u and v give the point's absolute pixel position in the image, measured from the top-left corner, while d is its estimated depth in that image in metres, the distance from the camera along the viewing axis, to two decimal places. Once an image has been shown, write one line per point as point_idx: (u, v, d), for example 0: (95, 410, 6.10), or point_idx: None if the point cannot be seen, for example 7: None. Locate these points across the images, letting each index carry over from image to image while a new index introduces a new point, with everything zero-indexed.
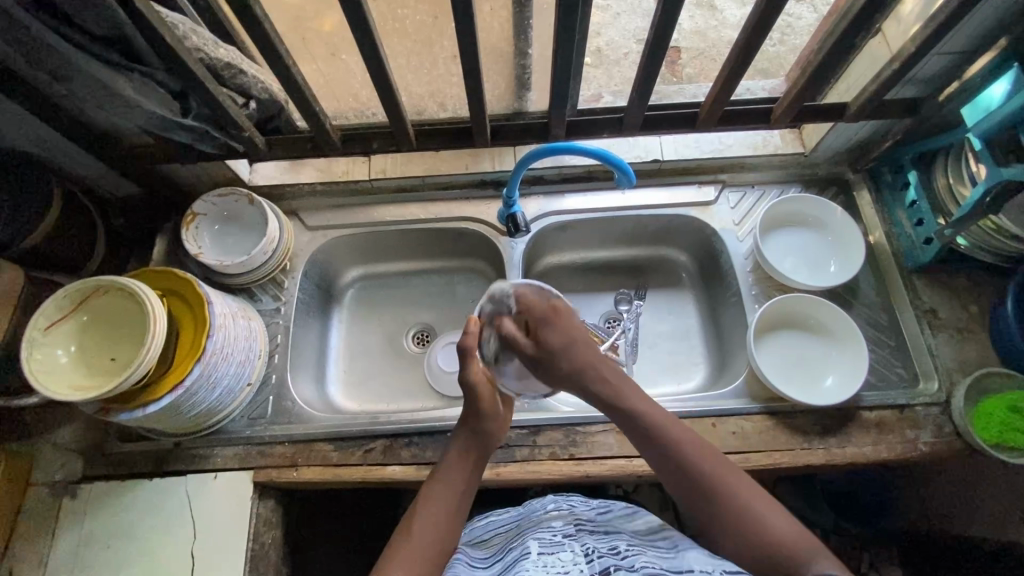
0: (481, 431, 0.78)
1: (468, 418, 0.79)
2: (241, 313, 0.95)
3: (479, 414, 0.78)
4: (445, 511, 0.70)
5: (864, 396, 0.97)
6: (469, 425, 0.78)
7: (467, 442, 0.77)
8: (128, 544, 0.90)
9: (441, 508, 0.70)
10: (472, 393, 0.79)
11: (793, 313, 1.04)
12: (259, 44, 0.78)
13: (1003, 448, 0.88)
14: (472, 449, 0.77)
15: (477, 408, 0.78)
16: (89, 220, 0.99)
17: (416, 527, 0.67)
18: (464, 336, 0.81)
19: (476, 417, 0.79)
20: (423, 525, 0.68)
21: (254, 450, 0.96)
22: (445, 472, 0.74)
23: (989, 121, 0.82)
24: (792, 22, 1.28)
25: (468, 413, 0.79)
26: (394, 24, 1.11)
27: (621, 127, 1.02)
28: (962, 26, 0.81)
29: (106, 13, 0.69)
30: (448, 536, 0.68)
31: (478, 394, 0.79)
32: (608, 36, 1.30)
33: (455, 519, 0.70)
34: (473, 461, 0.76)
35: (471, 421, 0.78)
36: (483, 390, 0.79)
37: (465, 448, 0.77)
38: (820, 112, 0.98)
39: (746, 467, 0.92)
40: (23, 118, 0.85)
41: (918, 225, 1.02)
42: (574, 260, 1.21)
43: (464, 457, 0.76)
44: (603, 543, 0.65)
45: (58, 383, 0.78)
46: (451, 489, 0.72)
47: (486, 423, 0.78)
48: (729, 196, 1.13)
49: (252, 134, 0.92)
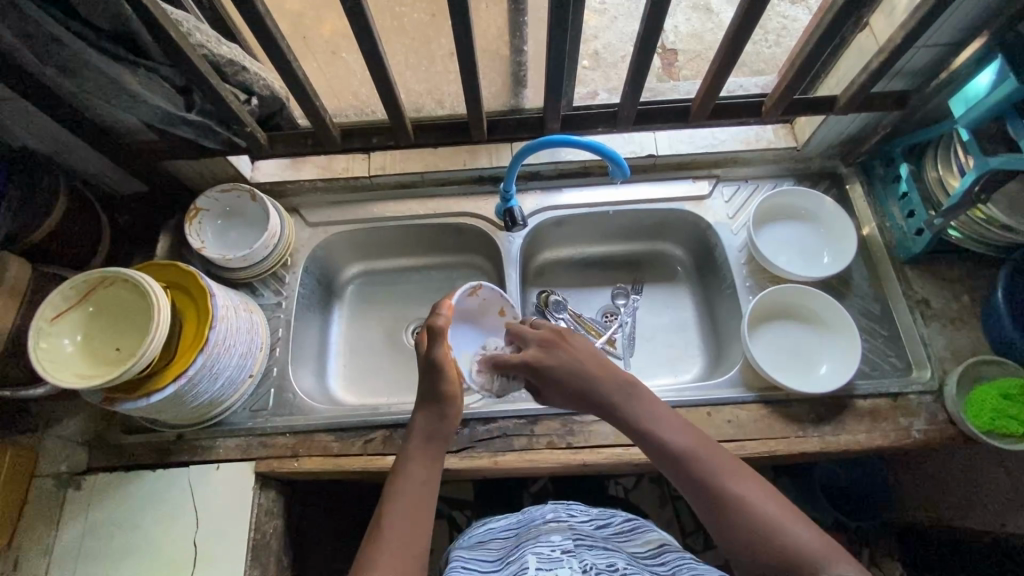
0: (443, 414, 0.78)
1: (429, 402, 0.78)
2: (244, 307, 0.97)
3: (441, 397, 0.78)
4: (414, 501, 0.69)
5: (859, 385, 0.98)
6: (431, 409, 0.78)
7: (430, 429, 0.77)
8: (130, 533, 0.92)
9: (411, 494, 0.70)
10: (435, 374, 0.79)
11: (785, 305, 1.06)
12: (261, 41, 0.80)
13: (995, 434, 0.89)
14: (433, 433, 0.77)
15: (439, 390, 0.78)
16: (93, 216, 1.01)
17: (387, 520, 0.67)
18: (434, 317, 0.82)
19: (436, 400, 0.78)
20: (393, 519, 0.67)
21: (255, 440, 0.97)
22: (410, 462, 0.74)
23: (977, 111, 0.84)
24: (787, 25, 1.32)
25: (427, 396, 0.79)
26: (394, 23, 1.23)
27: (615, 122, 1.03)
28: (948, 17, 0.83)
29: (112, 6, 0.71)
30: (421, 526, 0.68)
31: (444, 372, 0.78)
32: (605, 39, 1.33)
33: (426, 507, 0.69)
34: (436, 443, 0.76)
35: (433, 406, 0.78)
36: (451, 371, 0.78)
37: (427, 433, 0.77)
38: (811, 106, 1.00)
39: (742, 454, 0.94)
40: (30, 113, 0.87)
41: (910, 217, 1.03)
42: (571, 254, 1.22)
43: (428, 443, 0.76)
44: (601, 560, 0.66)
45: (64, 371, 0.80)
46: (417, 479, 0.72)
47: (447, 406, 0.78)
48: (723, 190, 1.14)
49: (254, 129, 0.94)
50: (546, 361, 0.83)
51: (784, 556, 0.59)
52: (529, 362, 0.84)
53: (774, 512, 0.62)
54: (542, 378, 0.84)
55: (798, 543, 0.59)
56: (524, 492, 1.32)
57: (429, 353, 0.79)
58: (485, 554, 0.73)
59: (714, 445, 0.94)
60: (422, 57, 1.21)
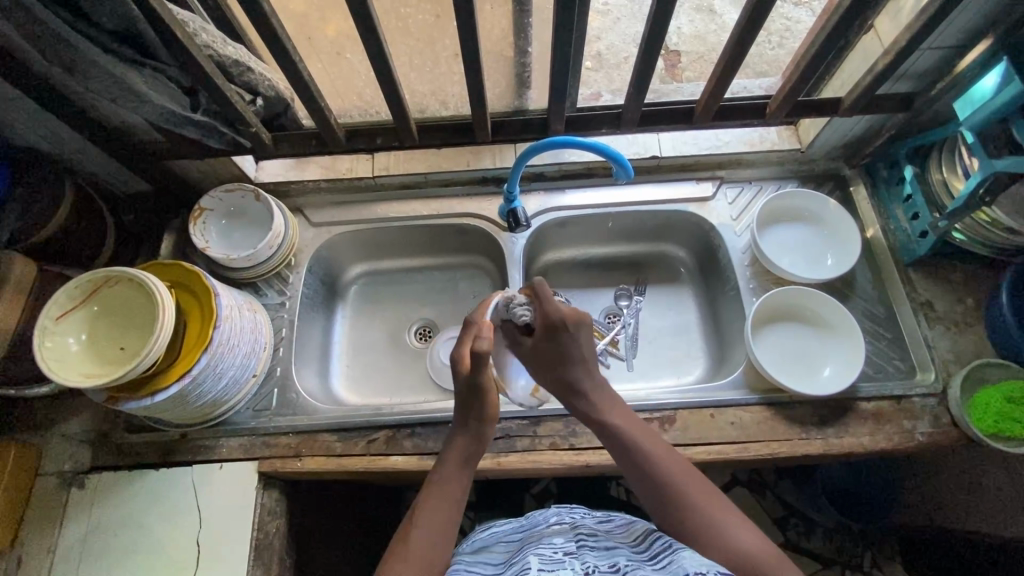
0: (481, 436, 0.79)
1: (469, 424, 0.79)
2: (247, 307, 0.98)
3: (484, 419, 0.79)
4: (445, 518, 0.71)
5: (862, 386, 0.98)
6: (469, 431, 0.79)
7: (468, 449, 0.78)
8: (134, 532, 0.92)
9: (442, 509, 0.71)
10: (479, 397, 0.77)
11: (790, 305, 1.06)
12: (266, 41, 0.80)
13: (999, 438, 0.89)
14: (470, 457, 0.78)
15: (480, 413, 0.79)
16: (98, 216, 1.01)
17: (417, 533, 0.69)
18: (475, 340, 0.76)
19: (477, 421, 0.79)
20: (422, 533, 0.69)
21: (258, 440, 0.97)
22: (444, 479, 0.75)
23: (982, 113, 0.84)
24: (790, 27, 1.32)
25: (469, 416, 0.79)
26: (398, 23, 1.23)
27: (619, 123, 1.03)
28: (953, 19, 0.83)
29: (119, 7, 0.71)
30: (448, 543, 0.70)
31: (487, 398, 0.77)
32: (608, 41, 1.33)
33: (454, 525, 0.71)
34: (472, 466, 0.77)
35: (471, 426, 0.79)
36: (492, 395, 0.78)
37: (464, 455, 0.77)
38: (816, 108, 1.00)
39: (744, 456, 0.94)
40: (36, 113, 0.88)
41: (914, 219, 1.03)
42: (575, 256, 1.22)
43: (464, 465, 0.77)
44: (603, 561, 0.66)
45: (69, 370, 0.80)
46: (450, 497, 0.73)
47: (485, 427, 0.79)
48: (727, 192, 1.14)
49: (259, 129, 0.94)
50: (563, 331, 0.81)
51: (723, 554, 0.64)
52: (551, 325, 0.81)
53: (722, 519, 0.67)
54: (552, 343, 0.81)
55: (738, 547, 0.64)
56: (526, 493, 1.32)
57: (472, 378, 0.76)
58: (488, 558, 0.73)
59: (717, 447, 0.94)
60: (426, 57, 1.22)
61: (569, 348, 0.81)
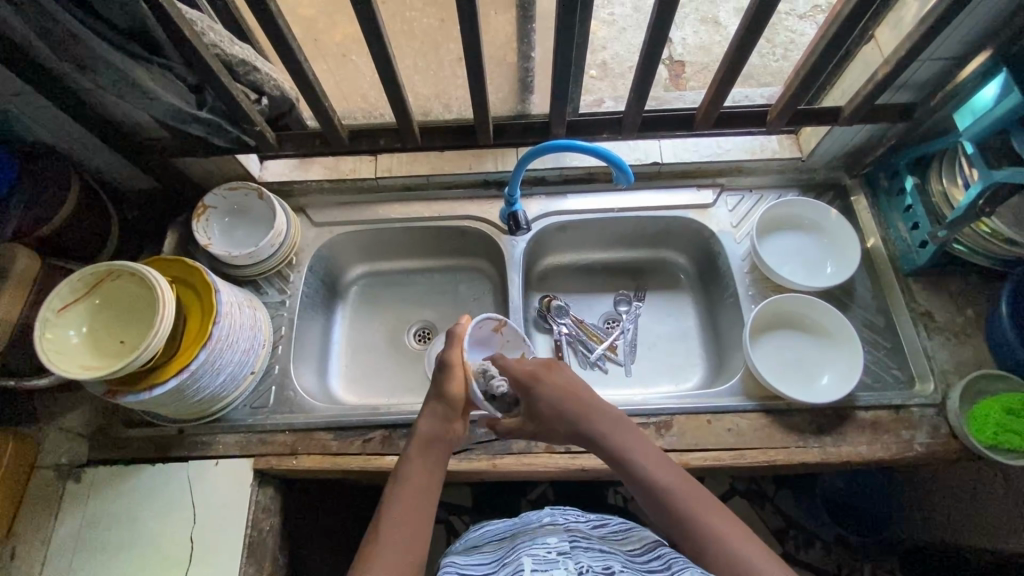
0: (446, 418, 0.79)
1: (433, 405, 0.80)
2: (247, 303, 0.98)
3: (447, 399, 0.80)
4: (413, 506, 0.70)
5: (860, 396, 0.97)
6: (434, 412, 0.80)
7: (432, 431, 0.78)
8: (128, 528, 0.92)
9: (408, 494, 0.72)
10: (446, 373, 0.80)
11: (789, 313, 1.06)
12: (272, 41, 0.81)
13: (999, 450, 0.88)
14: (437, 438, 0.78)
15: (441, 393, 0.80)
16: (104, 211, 1.02)
17: (386, 521, 0.69)
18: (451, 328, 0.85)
19: (440, 403, 0.80)
20: (393, 520, 0.69)
21: (254, 438, 0.98)
22: (411, 464, 0.75)
23: (980, 124, 0.84)
24: (795, 38, 1.33)
25: (433, 398, 0.81)
26: (404, 28, 1.28)
27: (619, 128, 1.04)
28: (954, 29, 0.84)
29: (128, 4, 0.73)
30: (420, 529, 0.69)
31: (454, 373, 0.80)
32: (613, 50, 1.35)
33: (425, 511, 0.71)
34: (438, 446, 0.77)
35: (438, 407, 0.80)
36: (457, 373, 0.80)
37: (429, 437, 0.78)
38: (816, 116, 1.00)
39: (742, 464, 0.93)
40: (44, 108, 0.89)
41: (914, 229, 1.02)
42: (575, 261, 1.23)
43: (429, 447, 0.77)
44: (597, 563, 0.66)
45: (69, 361, 0.80)
46: (416, 480, 0.73)
47: (451, 412, 0.80)
48: (728, 199, 1.15)
49: (263, 128, 0.95)
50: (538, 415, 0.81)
51: None
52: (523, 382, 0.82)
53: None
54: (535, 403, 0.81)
55: None
56: (524, 499, 1.31)
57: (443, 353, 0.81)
58: (482, 558, 0.73)
59: (714, 454, 0.94)
60: (432, 63, 1.24)
61: (552, 398, 0.80)
